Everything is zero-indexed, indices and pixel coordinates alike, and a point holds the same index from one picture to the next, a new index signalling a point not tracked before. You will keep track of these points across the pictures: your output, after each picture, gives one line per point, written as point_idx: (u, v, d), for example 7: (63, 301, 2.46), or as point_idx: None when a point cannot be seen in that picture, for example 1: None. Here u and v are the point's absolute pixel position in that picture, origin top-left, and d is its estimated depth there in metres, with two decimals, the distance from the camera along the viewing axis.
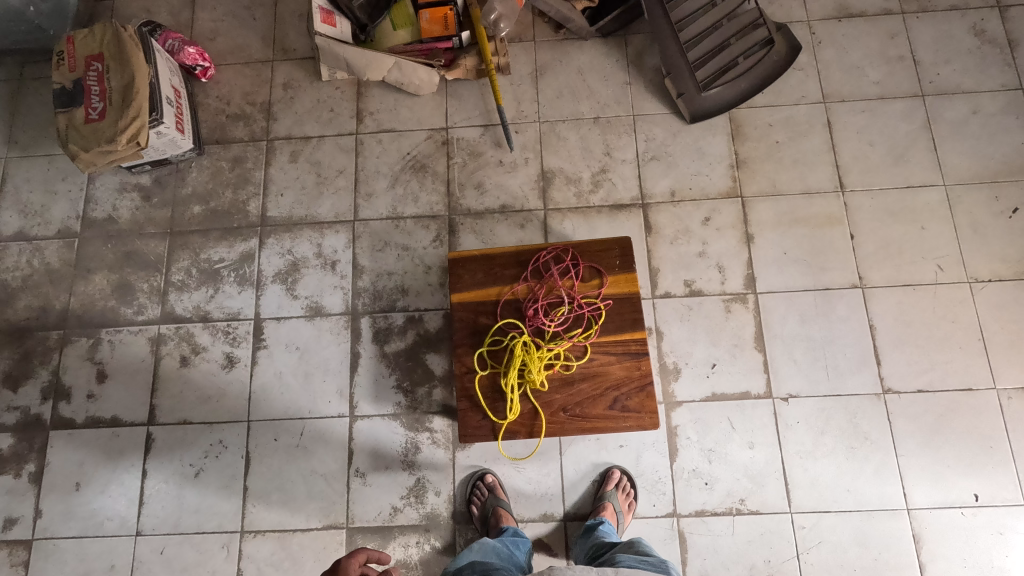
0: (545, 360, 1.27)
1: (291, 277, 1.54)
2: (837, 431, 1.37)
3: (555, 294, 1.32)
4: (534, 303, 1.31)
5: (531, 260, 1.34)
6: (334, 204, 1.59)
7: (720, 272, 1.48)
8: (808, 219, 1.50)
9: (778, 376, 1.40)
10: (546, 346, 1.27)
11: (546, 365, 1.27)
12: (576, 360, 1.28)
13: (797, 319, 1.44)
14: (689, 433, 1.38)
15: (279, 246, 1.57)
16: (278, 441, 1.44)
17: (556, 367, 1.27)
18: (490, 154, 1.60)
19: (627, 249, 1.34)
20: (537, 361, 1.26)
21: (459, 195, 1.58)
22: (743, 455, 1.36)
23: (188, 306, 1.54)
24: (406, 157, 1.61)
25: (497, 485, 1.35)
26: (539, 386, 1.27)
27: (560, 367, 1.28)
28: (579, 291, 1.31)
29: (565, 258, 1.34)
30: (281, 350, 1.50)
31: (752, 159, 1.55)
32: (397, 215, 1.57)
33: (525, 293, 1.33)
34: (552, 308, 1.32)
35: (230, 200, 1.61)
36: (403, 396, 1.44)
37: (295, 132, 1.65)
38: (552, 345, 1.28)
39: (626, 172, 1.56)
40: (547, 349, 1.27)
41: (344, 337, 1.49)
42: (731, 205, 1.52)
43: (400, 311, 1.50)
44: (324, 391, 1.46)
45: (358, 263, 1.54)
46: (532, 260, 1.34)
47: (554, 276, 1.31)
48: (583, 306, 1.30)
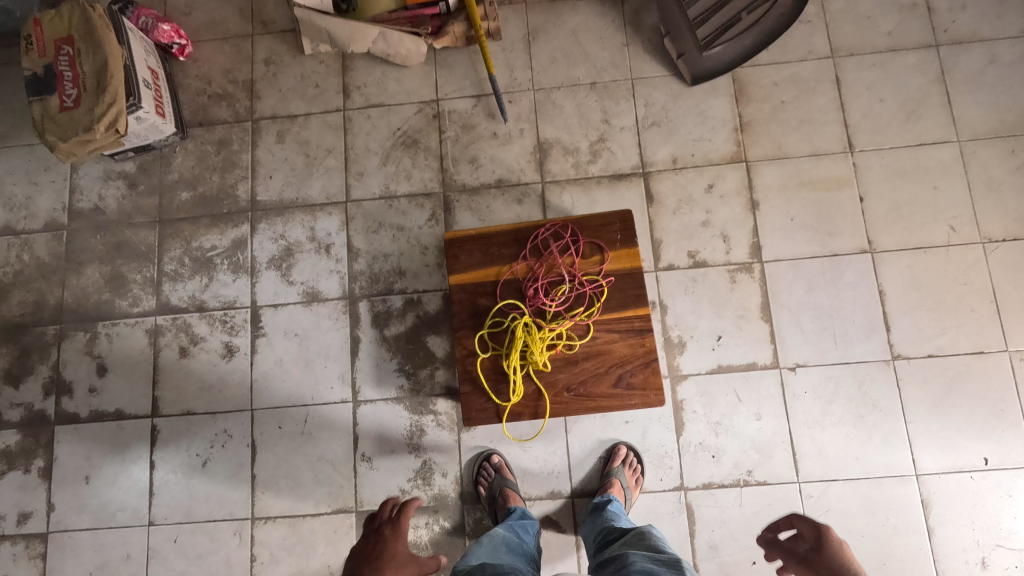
0: (546, 340, 1.24)
1: (286, 262, 1.51)
2: (845, 399, 1.35)
3: (556, 272, 1.29)
4: (533, 282, 1.28)
5: (530, 237, 1.30)
6: (325, 185, 1.54)
7: (724, 241, 1.43)
8: (815, 182, 1.44)
9: (785, 345, 1.38)
10: (546, 326, 1.25)
11: (547, 345, 1.25)
12: (580, 338, 1.26)
13: (805, 288, 1.40)
14: (695, 407, 1.37)
15: (271, 231, 1.53)
16: (282, 428, 1.44)
17: (558, 347, 1.25)
18: (483, 126, 1.54)
19: (628, 223, 1.30)
20: (538, 341, 1.24)
21: (453, 171, 1.52)
22: (750, 427, 1.35)
23: (183, 296, 1.51)
24: (396, 133, 1.56)
25: (503, 465, 1.35)
26: (542, 367, 1.25)
27: (563, 346, 1.26)
28: (580, 267, 1.28)
29: (564, 234, 1.30)
30: (280, 337, 1.48)
31: (756, 121, 1.48)
32: (390, 194, 1.52)
33: (525, 271, 1.30)
34: (553, 286, 1.29)
35: (217, 185, 1.56)
36: (406, 379, 1.43)
37: (280, 111, 1.59)
38: (552, 324, 1.25)
39: (625, 141, 1.50)
40: (546, 329, 1.24)
41: (342, 322, 1.47)
42: (735, 171, 1.46)
43: (398, 294, 1.47)
44: (326, 377, 1.45)
45: (352, 246, 1.50)
46: (531, 238, 1.30)
47: (553, 253, 1.27)
48: (586, 283, 1.27)
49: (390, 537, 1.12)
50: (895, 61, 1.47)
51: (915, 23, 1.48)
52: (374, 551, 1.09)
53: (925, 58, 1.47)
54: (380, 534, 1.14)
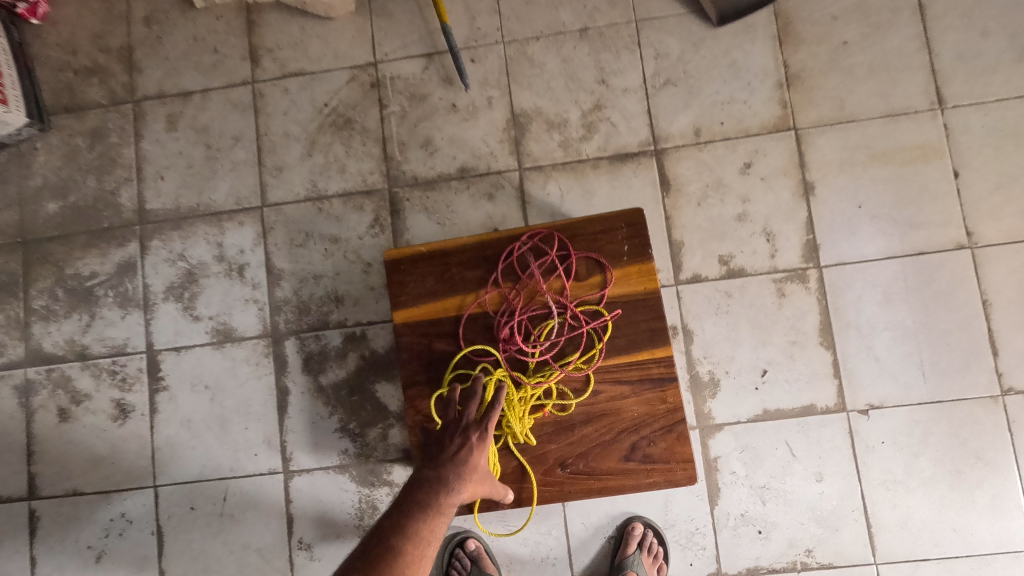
0: (528, 401, 0.89)
1: (188, 292, 1.15)
2: (937, 451, 1.00)
3: (539, 303, 0.93)
4: (508, 318, 0.92)
5: (502, 254, 0.94)
6: (232, 185, 1.16)
7: (768, 241, 1.06)
8: (892, 153, 1.05)
9: (854, 380, 1.02)
10: (527, 382, 0.90)
11: (530, 408, 0.90)
12: (576, 395, 0.91)
13: (880, 300, 1.03)
14: (734, 467, 1.02)
15: (165, 250, 1.16)
16: (196, 510, 1.11)
17: (547, 409, 0.90)
18: (438, 96, 1.15)
19: (639, 229, 0.92)
20: (518, 404, 0.89)
21: (400, 160, 1.14)
22: (809, 492, 1.01)
23: (59, 341, 1.16)
24: (323, 110, 1.16)
25: (481, 554, 1.03)
26: (523, 438, 0.90)
27: (551, 407, 0.91)
28: (572, 295, 0.92)
29: (549, 248, 0.93)
30: (186, 391, 1.13)
31: (808, 71, 1.08)
32: (319, 194, 1.15)
33: (497, 303, 0.94)
34: (535, 322, 0.93)
35: (93, 192, 1.18)
36: (351, 441, 1.10)
37: (168, 87, 1.19)
38: (536, 379, 0.90)
39: (629, 107, 1.11)
40: (528, 385, 0.89)
41: (265, 368, 1.12)
42: (780, 143, 1.07)
43: (336, 328, 1.12)
44: (248, 442, 1.12)
45: (273, 266, 1.14)
46: (503, 256, 0.94)
47: (536, 277, 0.91)
48: (581, 318, 0.91)
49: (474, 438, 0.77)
50: None
51: None
52: (454, 459, 0.75)
53: None
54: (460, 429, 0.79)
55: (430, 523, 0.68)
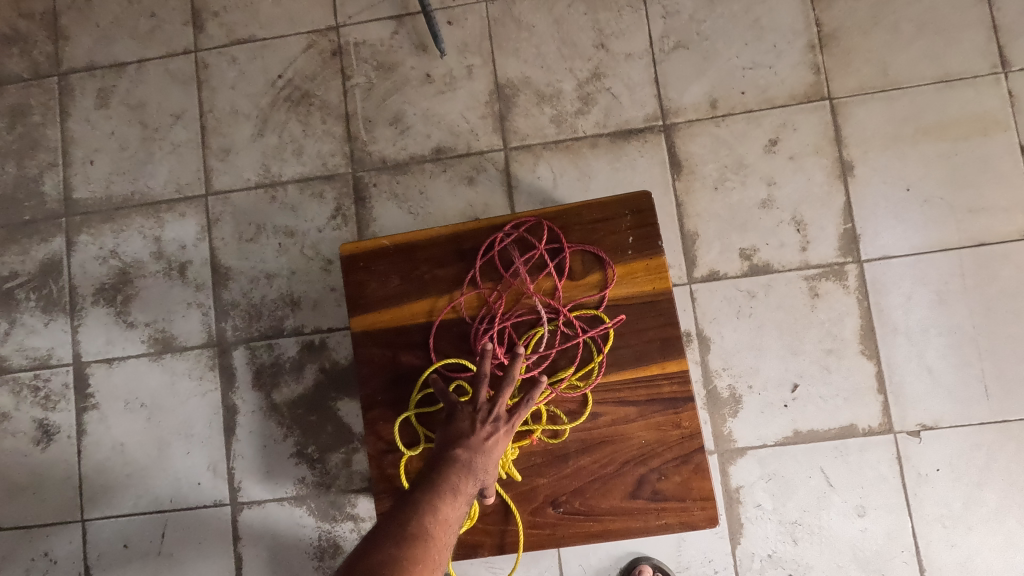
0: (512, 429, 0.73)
1: (122, 294, 0.99)
2: (1003, 480, 0.84)
3: (525, 307, 0.77)
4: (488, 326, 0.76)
5: (479, 249, 0.78)
6: (172, 170, 1.00)
7: (798, 231, 0.89)
8: (945, 126, 0.89)
9: (902, 396, 0.86)
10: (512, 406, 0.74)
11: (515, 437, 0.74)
12: (573, 419, 0.75)
13: (932, 301, 0.87)
14: (759, 499, 0.86)
15: (96, 246, 1.00)
16: (130, 548, 0.96)
17: (536, 437, 0.74)
18: (410, 64, 0.98)
19: (646, 216, 0.76)
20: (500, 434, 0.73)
21: (365, 139, 0.98)
22: (850, 529, 0.85)
23: None
24: (277, 82, 1.00)
25: None
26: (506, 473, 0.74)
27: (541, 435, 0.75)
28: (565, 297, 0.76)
29: (537, 241, 0.77)
30: (119, 409, 0.98)
31: (844, 31, 0.92)
32: (272, 180, 0.99)
33: (475, 310, 0.78)
34: (521, 331, 0.77)
35: (13, 180, 1.02)
36: (309, 468, 0.94)
37: (99, 58, 1.03)
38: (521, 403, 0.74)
39: (633, 75, 0.94)
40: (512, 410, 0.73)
41: (210, 383, 0.97)
42: (812, 115, 0.91)
43: (291, 335, 0.96)
44: (190, 469, 0.96)
45: (218, 264, 0.98)
46: (482, 252, 0.77)
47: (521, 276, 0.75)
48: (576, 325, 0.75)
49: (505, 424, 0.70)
50: None
51: None
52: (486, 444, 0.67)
53: None
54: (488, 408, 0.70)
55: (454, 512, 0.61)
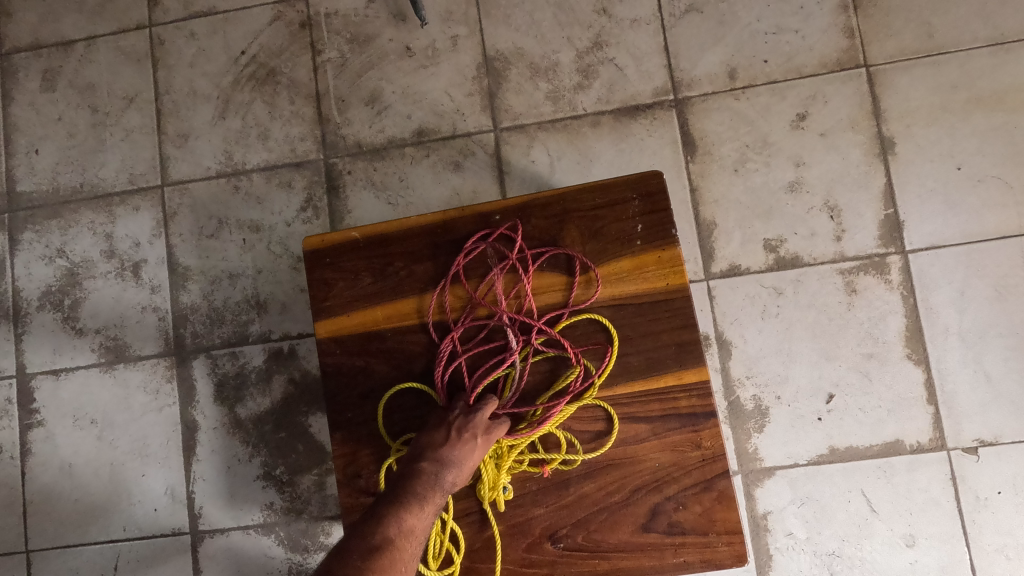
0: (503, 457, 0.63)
1: (70, 298, 0.89)
2: None
3: (504, 334, 0.66)
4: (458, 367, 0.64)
5: (443, 277, 0.67)
6: (126, 159, 0.90)
7: (832, 218, 0.78)
8: (1000, 95, 0.77)
9: (956, 406, 0.74)
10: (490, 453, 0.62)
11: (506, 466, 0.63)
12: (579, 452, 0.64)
13: (989, 295, 0.75)
14: (791, 527, 0.75)
15: (42, 244, 0.90)
16: None
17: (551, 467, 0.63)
18: (387, 36, 0.88)
19: (660, 199, 0.65)
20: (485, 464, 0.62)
21: (338, 121, 0.87)
22: (898, 562, 0.73)
23: None
24: (240, 59, 0.90)
25: None
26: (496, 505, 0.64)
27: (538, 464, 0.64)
28: (552, 314, 0.64)
29: (511, 255, 0.66)
30: (66, 427, 0.87)
31: None
32: (235, 169, 0.88)
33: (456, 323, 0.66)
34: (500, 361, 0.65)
35: None
36: (277, 492, 0.83)
37: (45, 36, 0.93)
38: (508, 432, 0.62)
39: (639, 44, 0.83)
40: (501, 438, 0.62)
41: (167, 396, 0.86)
42: (846, 86, 0.79)
43: (257, 343, 0.85)
44: (145, 492, 0.85)
45: (176, 263, 0.88)
46: (446, 280, 0.66)
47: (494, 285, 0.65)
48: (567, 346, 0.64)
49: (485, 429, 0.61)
50: None
51: None
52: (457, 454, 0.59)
53: None
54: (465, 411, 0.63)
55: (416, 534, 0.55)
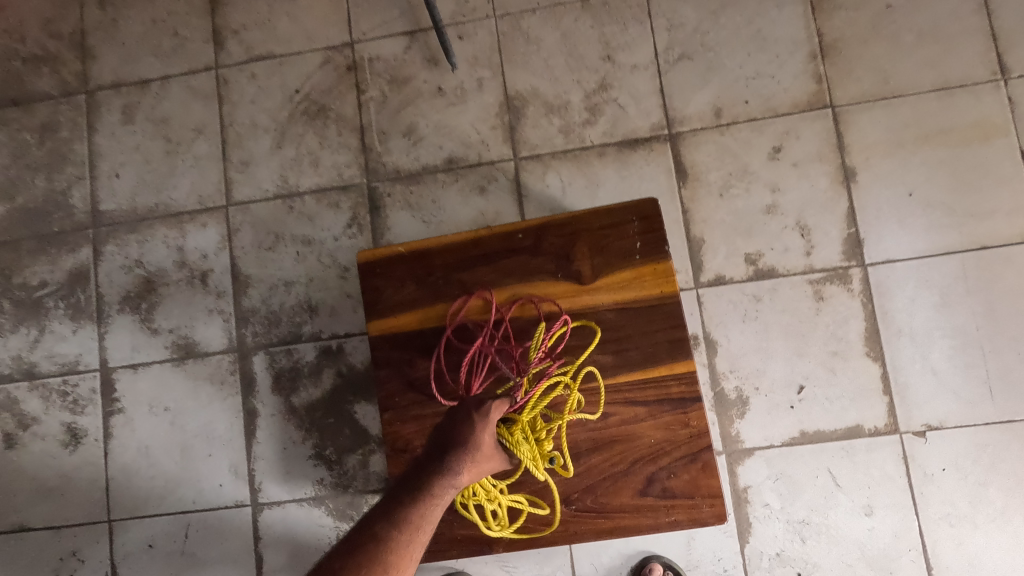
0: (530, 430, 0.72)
1: (147, 302, 1.03)
2: (1010, 480, 0.85)
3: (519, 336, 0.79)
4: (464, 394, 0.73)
5: (470, 292, 0.81)
6: (195, 182, 1.04)
7: (803, 236, 0.91)
8: (946, 132, 0.91)
9: (907, 397, 0.87)
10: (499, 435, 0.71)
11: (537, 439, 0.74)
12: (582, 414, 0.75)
13: (935, 302, 0.89)
14: (767, 499, 0.88)
15: (122, 256, 1.04)
16: (154, 548, 0.99)
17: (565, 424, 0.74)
18: (422, 78, 1.02)
19: (655, 220, 0.79)
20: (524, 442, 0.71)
21: (380, 151, 1.01)
22: (858, 528, 0.86)
23: (6, 359, 1.04)
24: (294, 96, 1.04)
25: None
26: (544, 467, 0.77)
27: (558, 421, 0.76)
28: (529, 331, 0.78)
29: (507, 283, 0.80)
30: (143, 413, 1.01)
31: (846, 40, 0.94)
32: (290, 191, 1.02)
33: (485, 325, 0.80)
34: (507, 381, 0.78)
35: (43, 193, 1.07)
36: (327, 470, 0.97)
37: (124, 75, 1.07)
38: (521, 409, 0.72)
39: (639, 86, 0.97)
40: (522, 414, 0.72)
41: (231, 386, 1.00)
42: (815, 124, 0.93)
43: (309, 341, 0.99)
44: (212, 470, 0.99)
45: (239, 272, 1.02)
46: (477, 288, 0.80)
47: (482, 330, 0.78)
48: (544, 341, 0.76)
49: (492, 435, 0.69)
50: None
51: None
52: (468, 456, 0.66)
53: None
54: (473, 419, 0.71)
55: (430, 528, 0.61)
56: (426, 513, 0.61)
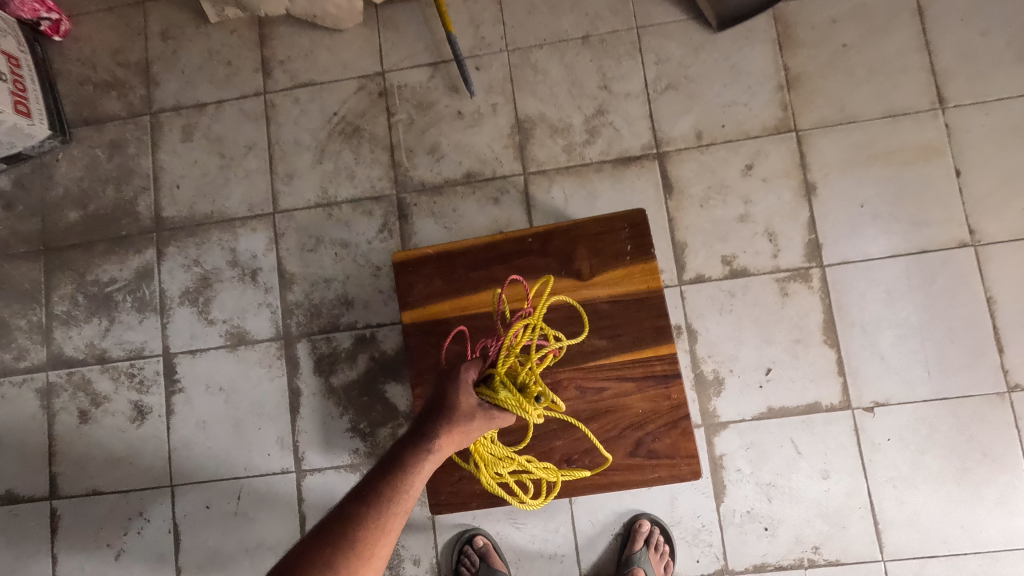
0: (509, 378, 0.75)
1: (203, 296, 1.18)
2: (944, 448, 1.00)
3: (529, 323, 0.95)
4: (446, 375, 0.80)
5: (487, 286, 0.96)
6: (246, 193, 1.20)
7: (771, 241, 1.07)
8: (892, 153, 1.06)
9: (858, 378, 1.03)
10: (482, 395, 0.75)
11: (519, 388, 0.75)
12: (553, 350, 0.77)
13: (883, 298, 1.04)
14: (739, 465, 1.03)
15: (182, 256, 1.20)
16: (211, 509, 1.14)
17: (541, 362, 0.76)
18: (444, 104, 1.18)
19: (643, 227, 0.94)
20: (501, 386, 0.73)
21: (407, 166, 1.17)
22: (816, 489, 1.01)
23: (80, 345, 1.20)
24: (333, 118, 1.20)
25: (490, 550, 1.05)
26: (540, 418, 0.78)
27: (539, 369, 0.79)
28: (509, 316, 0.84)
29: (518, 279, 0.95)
30: (201, 392, 1.16)
31: (808, 74, 1.10)
32: (329, 200, 1.18)
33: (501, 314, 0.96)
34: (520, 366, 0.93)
35: (112, 201, 1.23)
36: (361, 441, 1.12)
37: (184, 99, 1.23)
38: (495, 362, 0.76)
39: (631, 112, 1.13)
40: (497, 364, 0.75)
41: (278, 369, 1.15)
42: (782, 145, 1.09)
43: (346, 330, 1.14)
44: (261, 442, 1.14)
45: (284, 270, 1.17)
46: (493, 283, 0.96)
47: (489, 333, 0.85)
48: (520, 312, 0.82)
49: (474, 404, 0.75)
50: None
51: None
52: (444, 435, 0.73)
53: None
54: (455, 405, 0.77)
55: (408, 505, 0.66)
56: (400, 489, 0.66)
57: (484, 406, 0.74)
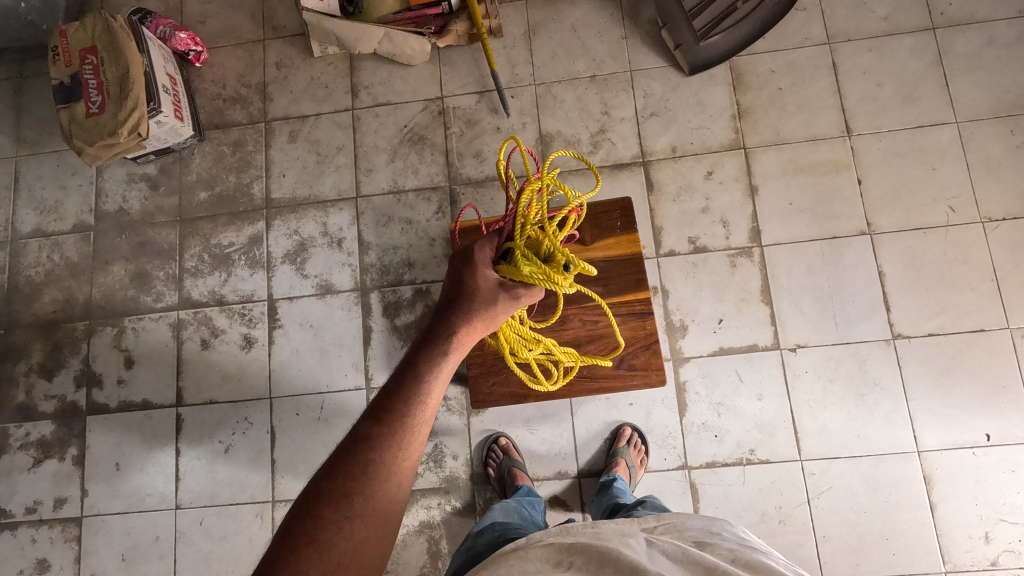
0: (529, 251, 0.95)
1: (301, 257, 1.57)
2: (847, 378, 1.37)
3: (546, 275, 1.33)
4: (452, 301, 0.94)
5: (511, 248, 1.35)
6: (336, 182, 1.60)
7: (724, 227, 1.46)
8: (813, 166, 1.47)
9: (785, 328, 1.41)
10: (501, 274, 0.97)
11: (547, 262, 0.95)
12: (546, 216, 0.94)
13: (804, 270, 1.43)
14: (697, 388, 1.40)
15: (285, 227, 1.59)
16: (300, 415, 1.50)
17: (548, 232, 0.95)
18: (487, 121, 1.59)
19: (629, 210, 1.34)
20: (525, 263, 0.93)
21: (458, 166, 1.57)
22: (753, 407, 1.38)
23: (204, 291, 1.59)
24: (404, 129, 1.61)
25: (510, 447, 1.41)
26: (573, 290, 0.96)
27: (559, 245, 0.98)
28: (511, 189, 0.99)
29: None
30: (296, 328, 1.54)
31: (755, 108, 1.50)
32: (399, 188, 1.58)
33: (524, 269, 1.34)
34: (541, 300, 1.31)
35: (234, 185, 1.63)
36: None
37: (292, 112, 1.65)
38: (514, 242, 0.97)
39: (625, 131, 1.54)
40: (515, 242, 0.96)
41: (356, 312, 1.53)
42: (734, 159, 1.49)
43: (408, 284, 1.53)
44: (340, 365, 1.52)
45: (363, 240, 1.56)
46: None
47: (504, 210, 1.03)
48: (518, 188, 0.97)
49: (491, 300, 0.94)
50: (893, 46, 1.48)
51: (912, 7, 1.49)
52: (448, 356, 0.82)
53: (922, 41, 1.47)
54: (460, 331, 0.88)
55: (423, 417, 0.74)
56: (412, 406, 0.74)
57: (508, 288, 0.95)
